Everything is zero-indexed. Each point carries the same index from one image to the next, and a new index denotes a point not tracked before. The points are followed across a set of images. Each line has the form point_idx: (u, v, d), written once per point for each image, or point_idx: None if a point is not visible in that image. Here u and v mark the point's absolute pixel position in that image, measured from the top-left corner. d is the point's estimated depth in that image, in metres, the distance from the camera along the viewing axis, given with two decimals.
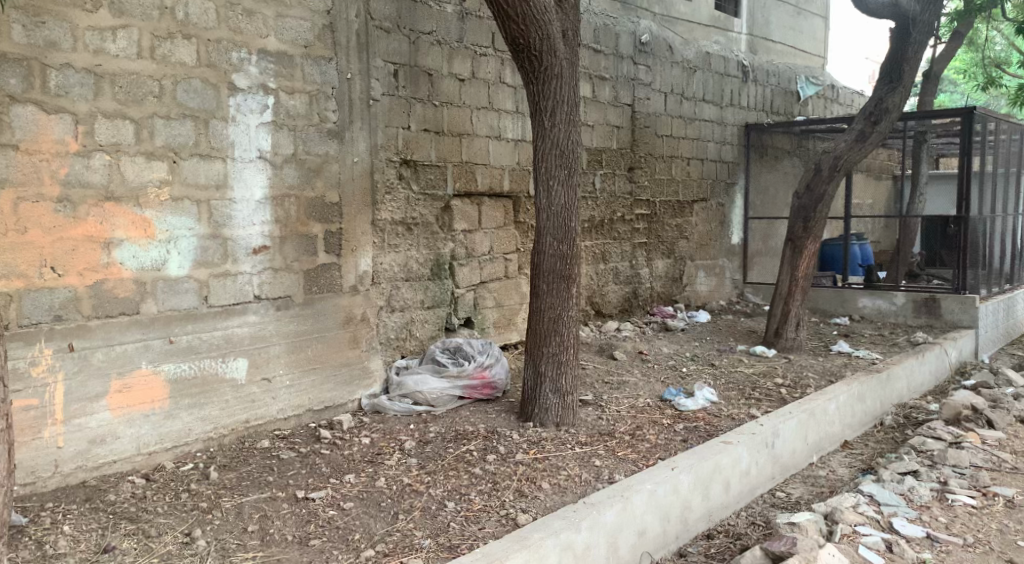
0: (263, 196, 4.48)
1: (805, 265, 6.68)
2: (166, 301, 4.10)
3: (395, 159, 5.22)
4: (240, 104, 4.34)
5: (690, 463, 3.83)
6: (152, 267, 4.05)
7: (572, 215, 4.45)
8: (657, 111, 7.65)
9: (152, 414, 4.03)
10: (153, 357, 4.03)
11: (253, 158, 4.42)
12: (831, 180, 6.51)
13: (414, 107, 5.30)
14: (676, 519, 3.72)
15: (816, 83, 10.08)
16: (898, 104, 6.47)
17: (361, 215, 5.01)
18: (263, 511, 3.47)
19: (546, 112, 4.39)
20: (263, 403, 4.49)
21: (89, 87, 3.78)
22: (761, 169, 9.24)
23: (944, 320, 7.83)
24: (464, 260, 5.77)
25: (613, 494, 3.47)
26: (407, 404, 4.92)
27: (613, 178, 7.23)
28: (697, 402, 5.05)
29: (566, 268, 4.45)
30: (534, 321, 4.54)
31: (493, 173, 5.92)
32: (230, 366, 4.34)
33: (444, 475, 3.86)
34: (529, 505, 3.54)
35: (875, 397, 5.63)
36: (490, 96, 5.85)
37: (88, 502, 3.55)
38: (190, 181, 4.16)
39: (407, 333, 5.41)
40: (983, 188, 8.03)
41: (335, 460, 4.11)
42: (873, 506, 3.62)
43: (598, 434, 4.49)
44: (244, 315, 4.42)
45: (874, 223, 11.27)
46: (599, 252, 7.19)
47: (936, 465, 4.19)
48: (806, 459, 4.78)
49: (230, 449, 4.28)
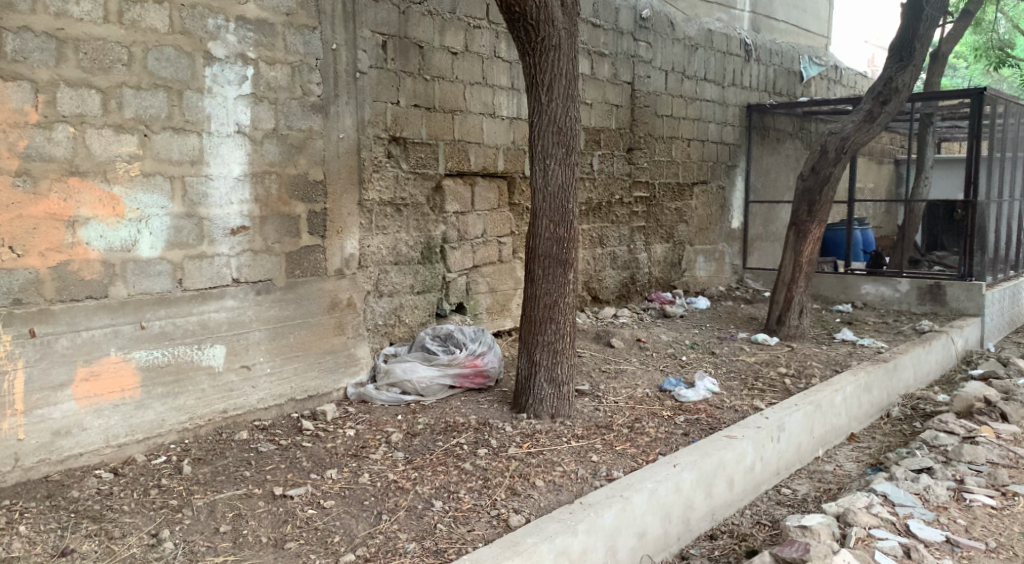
0: (242, 172, 4.22)
1: (809, 250, 6.46)
2: (136, 284, 3.85)
3: (383, 136, 4.95)
4: (216, 75, 4.07)
5: (693, 459, 3.61)
6: (121, 248, 3.79)
7: (570, 195, 4.20)
8: (657, 90, 7.39)
9: (122, 404, 3.79)
10: (122, 343, 3.79)
11: (232, 133, 4.16)
12: (838, 162, 6.27)
13: (404, 81, 5.03)
14: (677, 520, 3.50)
15: (820, 64, 9.82)
16: (908, 83, 6.20)
17: (347, 195, 4.75)
18: (237, 510, 3.24)
19: (543, 86, 4.13)
20: (241, 393, 4.25)
21: (50, 52, 3.50)
22: (762, 151, 9.00)
23: (949, 307, 7.63)
24: (456, 243, 5.53)
25: (611, 493, 3.25)
26: (395, 394, 4.69)
27: (612, 159, 6.98)
28: (698, 392, 4.83)
29: (563, 252, 4.21)
30: (529, 307, 4.31)
31: (487, 152, 5.67)
32: (207, 353, 4.09)
33: (432, 471, 3.63)
34: (522, 505, 3.31)
35: (882, 387, 5.43)
36: (484, 71, 5.59)
37: (49, 499, 3.31)
38: (162, 156, 3.90)
39: (396, 320, 5.17)
40: (991, 173, 7.80)
41: (317, 453, 3.87)
42: (887, 507, 3.42)
43: (594, 427, 4.27)
44: (222, 299, 4.17)
45: (875, 208, 11.05)
46: (596, 236, 6.95)
47: (950, 461, 3.99)
48: (812, 453, 4.58)
49: (205, 440, 4.05)
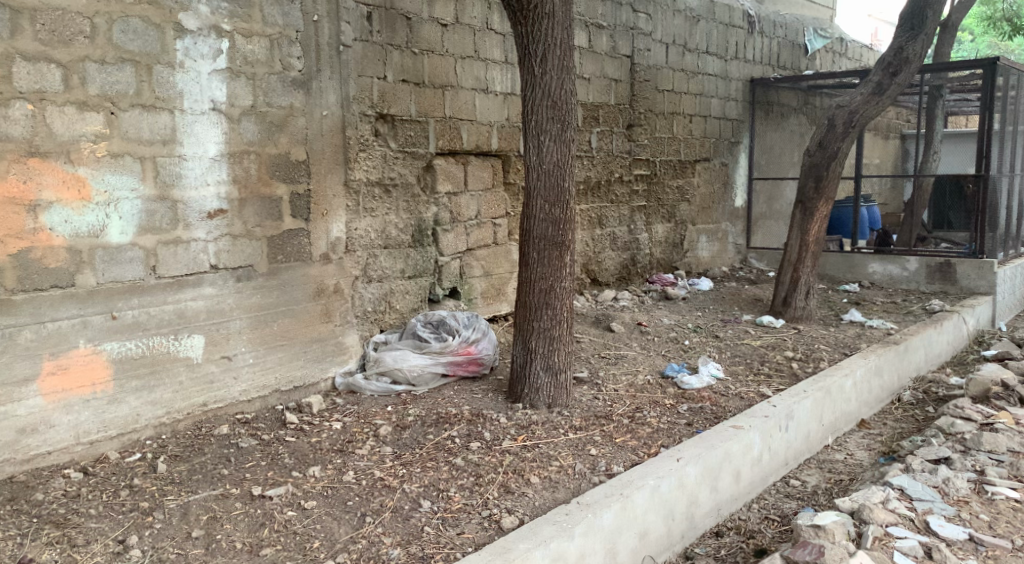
0: (219, 152, 3.98)
1: (816, 228, 6.22)
2: (106, 272, 3.63)
3: (369, 113, 4.70)
4: (188, 48, 3.82)
5: (698, 453, 3.40)
6: (88, 234, 3.57)
7: (566, 173, 3.97)
8: (658, 64, 7.12)
9: (93, 399, 3.59)
10: (92, 334, 3.57)
11: (206, 110, 3.92)
12: (846, 137, 6.01)
13: (390, 55, 4.78)
14: (681, 517, 3.30)
15: (826, 36, 9.54)
16: (919, 53, 5.92)
17: (331, 176, 4.52)
18: (211, 512, 3.04)
19: (536, 57, 3.88)
20: (222, 385, 4.05)
21: (4, 23, 3.25)
22: (766, 128, 8.74)
23: (960, 286, 7.41)
24: (448, 225, 5.30)
25: (611, 492, 3.04)
26: (385, 383, 4.49)
27: (611, 136, 6.72)
28: (702, 379, 4.61)
29: (560, 235, 3.98)
30: (523, 292, 4.09)
31: (480, 130, 5.42)
32: (184, 344, 3.88)
33: (421, 467, 3.43)
34: (515, 504, 3.11)
35: (892, 370, 5.22)
36: (476, 43, 5.33)
37: (11, 503, 3.10)
38: (130, 135, 3.66)
39: (386, 306, 4.95)
40: (1004, 146, 7.52)
41: (301, 449, 3.67)
42: (905, 502, 3.21)
43: (593, 417, 4.06)
44: (199, 286, 3.95)
45: (882, 185, 10.80)
46: (595, 217, 6.71)
47: (969, 451, 3.78)
48: (822, 441, 4.37)
49: (184, 435, 3.85)
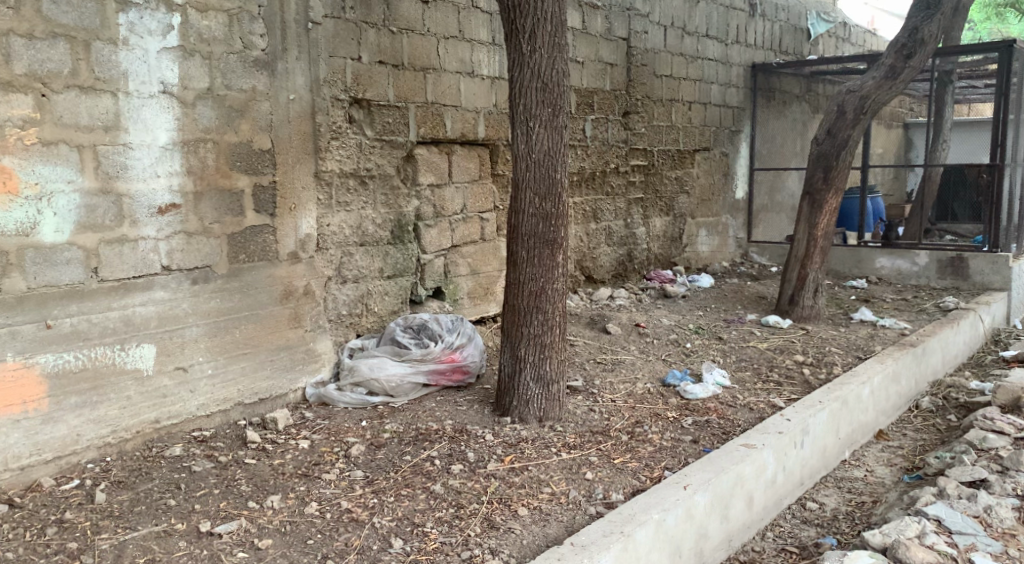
0: (170, 141, 3.56)
1: (825, 222, 5.82)
2: (39, 275, 3.23)
3: (343, 98, 4.28)
4: (134, 23, 3.40)
5: (707, 478, 3.02)
6: (15, 232, 3.15)
7: (558, 162, 3.55)
8: (656, 47, 6.71)
9: (24, 419, 3.17)
10: (21, 347, 3.15)
11: (156, 93, 3.50)
12: (857, 124, 5.61)
13: (366, 33, 4.35)
14: (688, 552, 2.91)
15: (828, 20, 9.14)
16: (935, 34, 5.51)
17: (300, 167, 4.10)
18: (149, 554, 2.66)
19: (524, 34, 3.47)
20: (176, 399, 3.63)
21: None
22: (768, 115, 8.34)
23: (973, 281, 7.04)
24: (431, 220, 4.89)
25: (609, 530, 2.64)
26: (360, 395, 4.08)
27: (606, 125, 6.31)
28: (706, 388, 4.20)
29: (551, 232, 3.57)
30: (511, 295, 3.68)
31: (465, 117, 5.01)
32: (133, 355, 3.47)
33: (394, 496, 3.03)
34: (500, 543, 2.71)
35: (909, 376, 4.85)
36: (460, 23, 4.90)
37: None
38: (65, 121, 3.24)
39: (363, 309, 4.54)
40: (1019, 134, 7.12)
41: (261, 474, 3.26)
42: (943, 536, 2.84)
43: (588, 433, 3.66)
44: (149, 290, 3.54)
45: (885, 177, 10.43)
46: (589, 210, 6.31)
47: (1007, 472, 3.39)
48: (838, 456, 3.99)
49: (132, 458, 3.42)
